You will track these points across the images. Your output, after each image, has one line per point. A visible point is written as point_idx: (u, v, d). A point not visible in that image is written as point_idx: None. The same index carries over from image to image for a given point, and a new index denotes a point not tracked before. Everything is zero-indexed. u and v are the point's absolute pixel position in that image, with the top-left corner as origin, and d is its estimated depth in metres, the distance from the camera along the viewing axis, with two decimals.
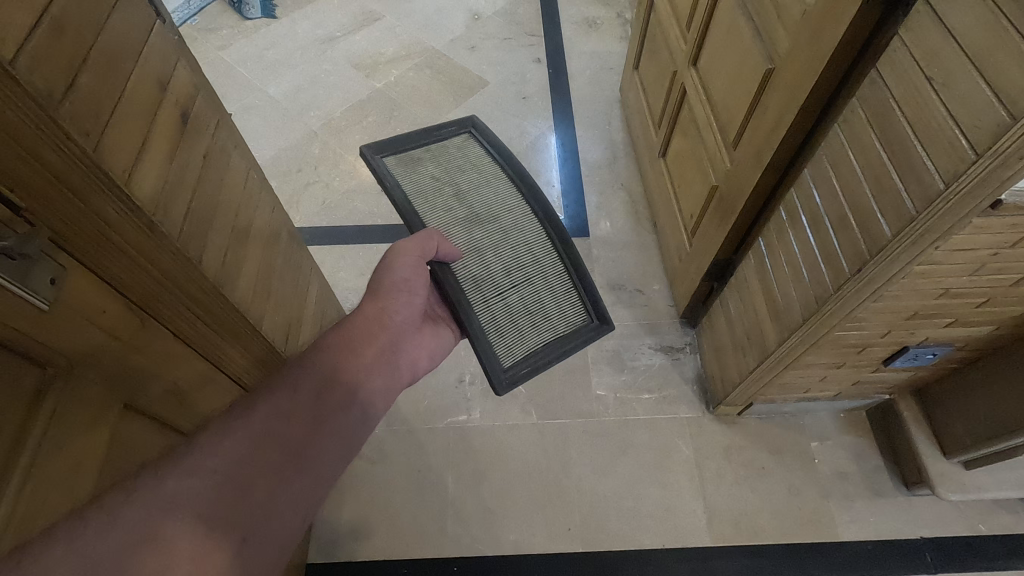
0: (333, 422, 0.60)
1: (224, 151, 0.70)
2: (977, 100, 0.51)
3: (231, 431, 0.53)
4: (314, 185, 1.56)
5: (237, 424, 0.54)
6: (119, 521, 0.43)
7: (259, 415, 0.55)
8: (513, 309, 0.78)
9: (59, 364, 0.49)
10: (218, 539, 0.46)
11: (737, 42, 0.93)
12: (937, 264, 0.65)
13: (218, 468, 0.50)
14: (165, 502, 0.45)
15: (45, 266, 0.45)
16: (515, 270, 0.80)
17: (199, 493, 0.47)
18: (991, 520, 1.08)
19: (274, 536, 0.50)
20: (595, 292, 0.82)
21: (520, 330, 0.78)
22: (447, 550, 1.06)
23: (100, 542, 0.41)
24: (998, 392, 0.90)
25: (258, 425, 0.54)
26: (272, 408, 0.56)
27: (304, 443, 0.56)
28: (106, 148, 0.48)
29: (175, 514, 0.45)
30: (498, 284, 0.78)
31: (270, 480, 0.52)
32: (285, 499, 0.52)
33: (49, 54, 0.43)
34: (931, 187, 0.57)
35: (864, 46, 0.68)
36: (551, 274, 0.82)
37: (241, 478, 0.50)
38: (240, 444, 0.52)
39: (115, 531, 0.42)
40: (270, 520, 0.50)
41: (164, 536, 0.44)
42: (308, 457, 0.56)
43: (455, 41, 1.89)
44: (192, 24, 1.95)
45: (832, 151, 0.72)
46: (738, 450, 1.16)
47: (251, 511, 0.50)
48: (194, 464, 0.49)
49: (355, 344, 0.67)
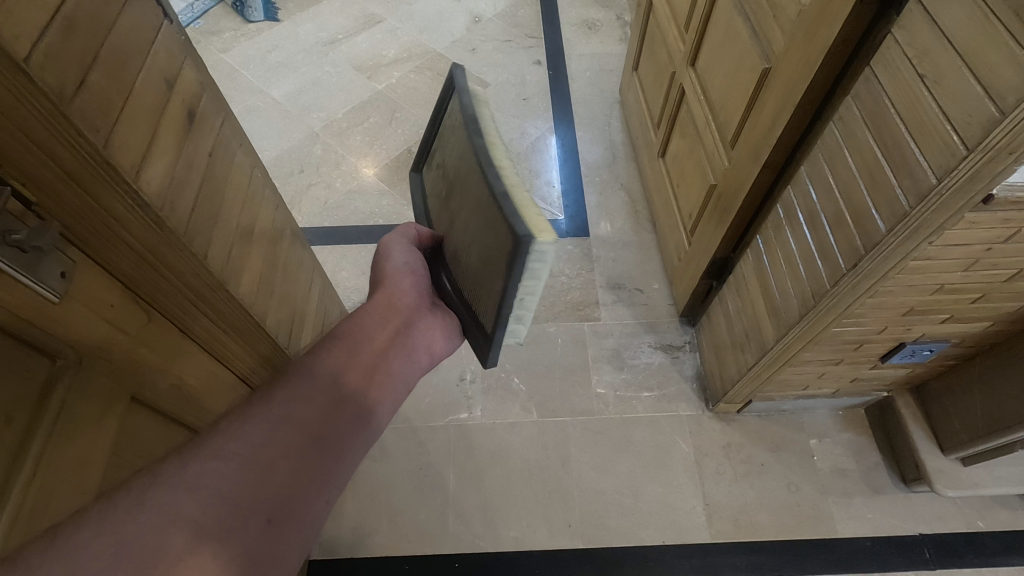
0: (353, 406, 0.61)
1: (228, 149, 0.71)
2: (967, 97, 0.52)
3: (252, 416, 0.54)
4: (316, 186, 1.57)
5: (258, 410, 0.55)
6: (147, 503, 0.44)
7: (279, 402, 0.56)
8: (476, 268, 0.63)
9: (69, 358, 0.50)
10: (244, 519, 0.47)
11: (735, 42, 0.94)
12: (931, 260, 0.66)
13: (241, 451, 0.50)
14: (190, 483, 0.46)
15: (56, 259, 0.46)
16: (461, 219, 0.63)
17: (224, 475, 0.48)
18: (989, 516, 1.09)
19: (300, 517, 0.50)
20: (509, 205, 0.50)
21: (485, 286, 0.61)
22: (448, 547, 1.07)
23: (129, 521, 0.42)
24: (995, 388, 0.91)
25: (279, 410, 0.55)
26: (292, 394, 0.57)
27: (325, 427, 0.57)
28: (115, 145, 0.49)
29: (200, 494, 0.46)
30: (461, 243, 0.65)
31: (294, 461, 0.53)
32: (309, 481, 0.53)
33: (62, 52, 0.44)
34: (924, 183, 0.58)
35: (859, 45, 0.69)
36: (478, 201, 0.56)
37: (264, 460, 0.51)
38: (262, 428, 0.53)
39: (143, 512, 0.43)
40: (295, 502, 0.51)
41: (191, 516, 0.44)
42: (329, 441, 0.56)
43: (456, 43, 1.90)
44: (196, 27, 1.96)
45: (827, 148, 0.73)
46: (738, 448, 1.17)
47: (277, 491, 0.50)
48: (216, 448, 0.50)
49: (367, 332, 0.68)
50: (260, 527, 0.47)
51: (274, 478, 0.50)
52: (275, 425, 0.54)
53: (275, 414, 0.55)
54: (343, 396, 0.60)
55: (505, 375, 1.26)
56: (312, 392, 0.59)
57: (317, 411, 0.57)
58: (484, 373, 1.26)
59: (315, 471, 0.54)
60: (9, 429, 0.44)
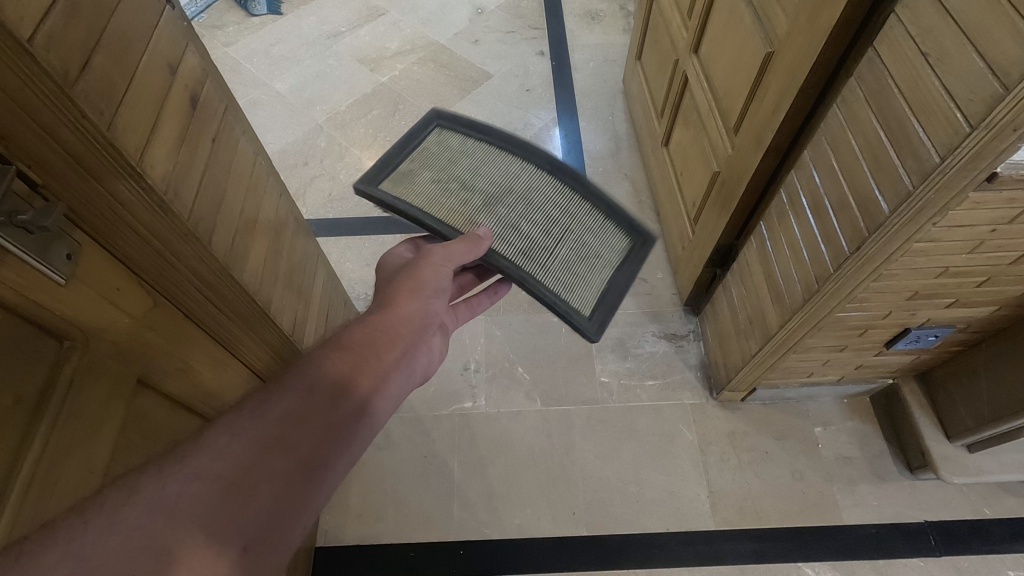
0: (348, 425, 0.57)
1: (232, 135, 0.71)
2: (972, 73, 0.52)
3: (239, 431, 0.51)
4: (321, 178, 1.58)
5: (248, 425, 0.52)
6: (119, 525, 0.42)
7: (271, 416, 0.53)
8: (572, 263, 0.77)
9: (76, 338, 0.51)
10: (217, 546, 0.45)
11: (737, 28, 0.93)
12: (936, 241, 0.66)
13: (223, 471, 0.48)
14: (166, 506, 0.44)
15: (61, 241, 0.46)
16: (554, 231, 0.78)
17: (202, 497, 0.46)
18: (996, 504, 1.08)
19: (276, 543, 0.48)
20: (630, 216, 0.82)
21: (583, 277, 0.77)
22: (453, 533, 1.08)
23: (100, 545, 0.41)
24: (1001, 373, 0.91)
25: (269, 427, 0.52)
26: (284, 408, 0.54)
27: (316, 447, 0.54)
28: (119, 128, 0.49)
29: (173, 518, 0.44)
30: (546, 246, 0.77)
31: (277, 485, 0.50)
32: (292, 507, 0.50)
33: (65, 33, 0.44)
34: (927, 162, 0.58)
35: (862, 26, 0.69)
36: (582, 216, 0.82)
37: (245, 481, 0.48)
38: (247, 447, 0.50)
39: (115, 536, 0.42)
40: (273, 531, 0.48)
41: (161, 542, 0.42)
42: (319, 462, 0.53)
43: (459, 35, 1.90)
44: (200, 20, 1.96)
45: (830, 131, 0.73)
46: (742, 436, 1.17)
47: (256, 516, 0.47)
48: (198, 466, 0.47)
49: (377, 343, 0.65)
50: (235, 556, 0.45)
51: (253, 502, 0.48)
52: (261, 443, 0.51)
53: (265, 431, 0.52)
54: (339, 411, 0.57)
55: (509, 365, 1.26)
56: (309, 406, 0.55)
57: (310, 429, 0.54)
58: (488, 362, 1.26)
59: (300, 495, 0.51)
60: (17, 407, 0.44)
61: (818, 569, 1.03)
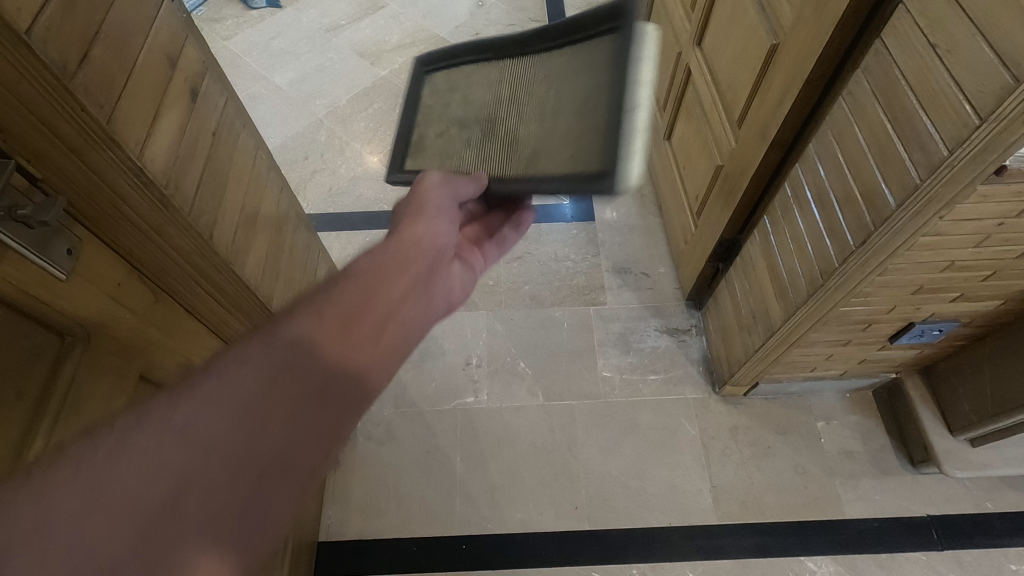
0: (376, 341, 0.47)
1: (232, 128, 0.70)
2: (982, 64, 0.51)
3: (257, 348, 0.42)
4: (321, 172, 1.57)
5: (262, 339, 0.43)
6: (131, 447, 0.35)
7: (289, 330, 0.44)
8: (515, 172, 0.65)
9: (77, 333, 0.50)
10: (233, 482, 0.37)
11: (742, 20, 0.93)
12: (942, 235, 0.65)
13: (237, 392, 0.39)
14: (173, 429, 0.36)
15: (62, 236, 0.46)
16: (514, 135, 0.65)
17: (215, 423, 0.38)
18: (998, 498, 1.08)
19: (302, 476, 0.40)
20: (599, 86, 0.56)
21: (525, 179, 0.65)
22: (455, 529, 1.08)
23: (106, 470, 0.34)
24: (1005, 368, 0.90)
25: (289, 341, 0.43)
26: (305, 323, 0.45)
27: (339, 368, 0.44)
28: (119, 123, 0.49)
29: (181, 441, 0.36)
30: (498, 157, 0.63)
31: (299, 411, 0.41)
32: (317, 437, 0.41)
33: (63, 25, 0.43)
34: (935, 155, 0.57)
35: (868, 17, 0.68)
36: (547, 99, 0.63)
37: (262, 407, 0.39)
38: (264, 365, 0.41)
39: (121, 461, 0.35)
40: (297, 461, 0.40)
41: (173, 471, 0.35)
42: (344, 385, 0.44)
43: (460, 28, 1.89)
44: (199, 13, 1.95)
45: (836, 124, 0.72)
46: (744, 430, 1.17)
47: (278, 448, 0.39)
48: (209, 386, 0.39)
49: (406, 251, 0.54)
50: (257, 490, 0.37)
51: (272, 432, 0.39)
52: (281, 362, 0.42)
53: (281, 347, 0.42)
54: (361, 328, 0.46)
55: (511, 359, 1.26)
56: (328, 317, 0.46)
57: (329, 347, 0.44)
58: (489, 358, 1.26)
59: (323, 422, 0.42)
60: (18, 404, 0.44)
61: (819, 563, 1.03)
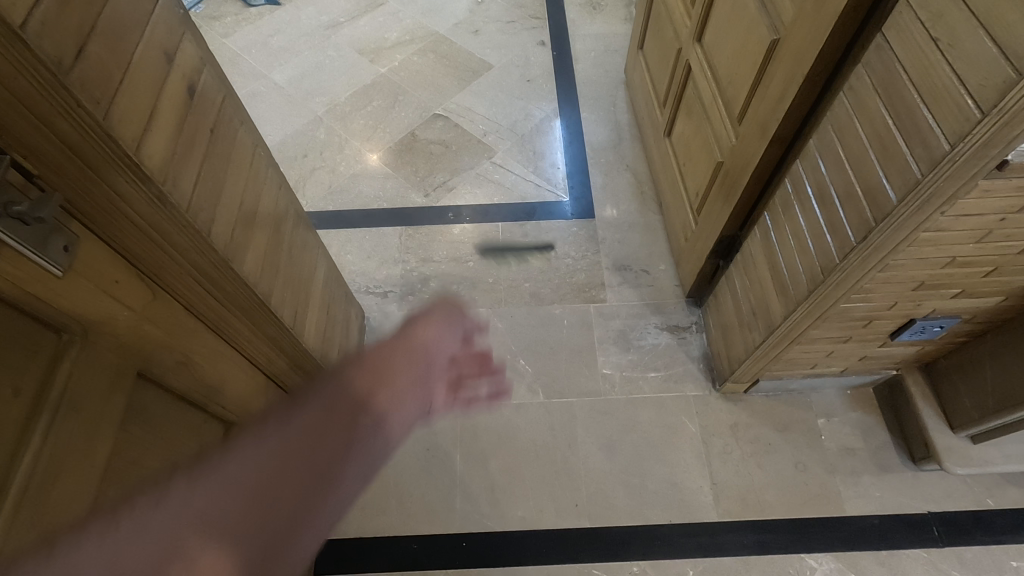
0: (360, 439, 0.50)
1: (230, 125, 0.70)
2: (984, 58, 0.51)
3: (264, 436, 0.47)
4: (320, 170, 1.56)
5: (271, 430, 0.48)
6: (149, 526, 0.38)
7: (294, 424, 0.49)
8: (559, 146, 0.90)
9: (75, 331, 0.50)
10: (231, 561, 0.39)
11: (742, 16, 0.92)
12: (943, 231, 0.65)
13: (247, 471, 0.43)
14: (186, 507, 0.39)
15: (58, 232, 0.46)
16: None
17: (226, 501, 0.41)
18: (998, 495, 1.08)
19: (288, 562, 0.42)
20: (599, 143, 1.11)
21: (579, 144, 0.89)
22: (455, 526, 1.08)
23: (123, 541, 0.37)
24: (1006, 365, 0.90)
25: (292, 430, 0.48)
26: (308, 418, 0.50)
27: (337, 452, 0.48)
28: (116, 119, 0.49)
29: (193, 521, 0.39)
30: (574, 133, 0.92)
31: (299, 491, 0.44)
32: (311, 521, 0.44)
33: (59, 21, 0.43)
34: (936, 150, 0.57)
35: (869, 12, 0.68)
36: None
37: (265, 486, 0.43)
38: (270, 448, 0.45)
39: (138, 538, 0.37)
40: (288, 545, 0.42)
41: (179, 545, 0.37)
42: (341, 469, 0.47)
43: (459, 25, 1.88)
44: (198, 11, 1.94)
45: (836, 119, 0.72)
46: (744, 427, 1.16)
47: (278, 528, 0.42)
48: (225, 469, 0.43)
49: (392, 360, 0.60)
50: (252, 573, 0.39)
51: (275, 511, 0.42)
52: (287, 447, 0.46)
53: (287, 436, 0.47)
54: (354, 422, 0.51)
55: (511, 357, 1.26)
56: (317, 424, 0.49)
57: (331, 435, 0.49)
58: (489, 355, 1.26)
59: (318, 506, 0.44)
60: (15, 401, 0.44)
61: (819, 560, 1.03)
